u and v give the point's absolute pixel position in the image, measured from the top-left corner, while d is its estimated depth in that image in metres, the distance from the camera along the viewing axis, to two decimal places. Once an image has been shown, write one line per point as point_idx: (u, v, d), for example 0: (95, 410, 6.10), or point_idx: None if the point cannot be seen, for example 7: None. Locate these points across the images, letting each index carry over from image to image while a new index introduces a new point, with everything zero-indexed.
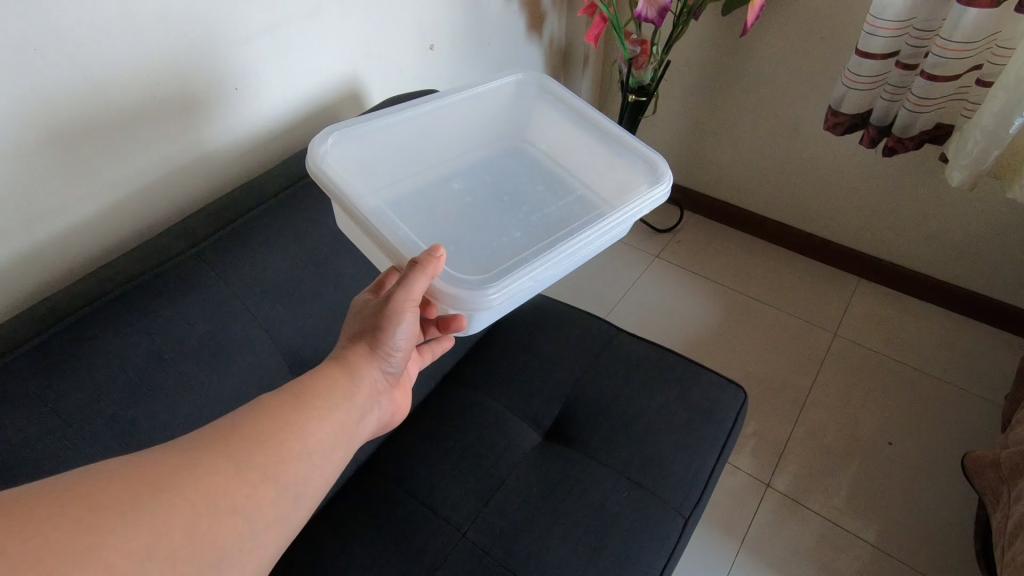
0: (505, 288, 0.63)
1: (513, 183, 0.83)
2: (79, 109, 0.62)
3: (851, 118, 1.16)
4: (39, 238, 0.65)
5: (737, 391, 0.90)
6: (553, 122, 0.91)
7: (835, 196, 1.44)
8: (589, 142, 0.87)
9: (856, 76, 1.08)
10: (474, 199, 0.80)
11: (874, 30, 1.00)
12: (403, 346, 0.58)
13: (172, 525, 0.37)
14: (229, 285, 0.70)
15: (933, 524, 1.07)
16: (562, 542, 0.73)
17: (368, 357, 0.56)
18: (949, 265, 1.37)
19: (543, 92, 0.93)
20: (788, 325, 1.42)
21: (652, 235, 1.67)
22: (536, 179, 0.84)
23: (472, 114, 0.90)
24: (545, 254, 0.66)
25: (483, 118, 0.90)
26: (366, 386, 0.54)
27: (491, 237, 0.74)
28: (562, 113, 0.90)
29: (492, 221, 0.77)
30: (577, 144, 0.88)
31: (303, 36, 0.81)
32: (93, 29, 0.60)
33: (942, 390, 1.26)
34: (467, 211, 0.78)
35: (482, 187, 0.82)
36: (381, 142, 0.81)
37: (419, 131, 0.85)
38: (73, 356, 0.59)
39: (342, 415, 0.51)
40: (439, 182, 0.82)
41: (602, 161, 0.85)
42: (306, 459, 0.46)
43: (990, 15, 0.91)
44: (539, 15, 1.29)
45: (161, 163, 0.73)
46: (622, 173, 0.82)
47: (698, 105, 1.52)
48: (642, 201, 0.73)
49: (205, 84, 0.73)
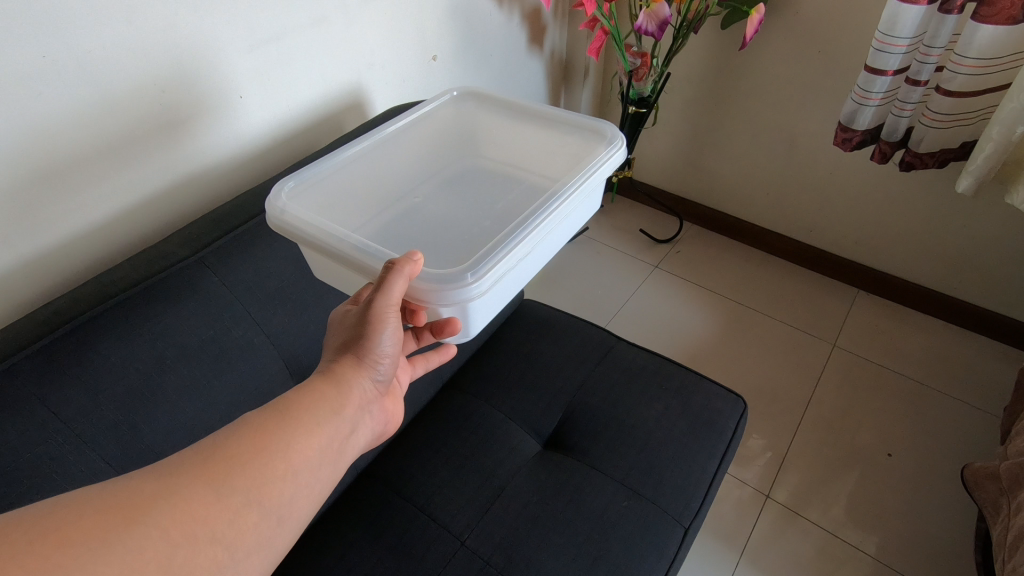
0: (491, 268, 0.60)
1: (482, 196, 0.83)
2: (86, 114, 0.63)
3: (861, 134, 1.17)
4: (46, 242, 0.65)
5: (737, 401, 0.91)
6: (498, 130, 0.89)
7: (834, 209, 1.45)
8: (534, 132, 0.86)
9: (866, 92, 1.09)
10: (443, 218, 0.80)
11: (886, 47, 1.01)
12: (389, 353, 0.57)
13: (147, 558, 0.37)
14: (232, 291, 0.68)
15: (934, 538, 1.06)
16: (563, 550, 0.73)
17: (355, 367, 0.55)
18: (946, 278, 1.38)
19: (481, 103, 0.91)
20: (787, 336, 1.42)
21: (650, 246, 1.68)
22: (501, 188, 0.85)
23: (422, 142, 0.88)
24: (527, 223, 0.65)
25: (432, 142, 0.89)
26: (355, 398, 0.53)
27: (467, 237, 0.76)
28: (504, 114, 0.89)
29: (464, 220, 0.79)
30: (525, 137, 0.87)
31: (307, 45, 0.83)
32: (103, 37, 0.61)
33: (941, 401, 1.27)
34: (444, 236, 0.77)
35: (454, 202, 0.83)
36: (342, 181, 0.77)
37: (379, 163, 0.82)
38: (78, 359, 0.58)
39: (331, 430, 0.50)
40: (411, 210, 0.81)
41: (551, 142, 0.84)
42: (292, 479, 0.46)
43: (1005, 32, 0.92)
44: (540, 28, 1.30)
45: (167, 170, 0.73)
46: (571, 146, 0.82)
47: (698, 117, 1.53)
48: (601, 161, 0.74)
49: (209, 90, 0.73)
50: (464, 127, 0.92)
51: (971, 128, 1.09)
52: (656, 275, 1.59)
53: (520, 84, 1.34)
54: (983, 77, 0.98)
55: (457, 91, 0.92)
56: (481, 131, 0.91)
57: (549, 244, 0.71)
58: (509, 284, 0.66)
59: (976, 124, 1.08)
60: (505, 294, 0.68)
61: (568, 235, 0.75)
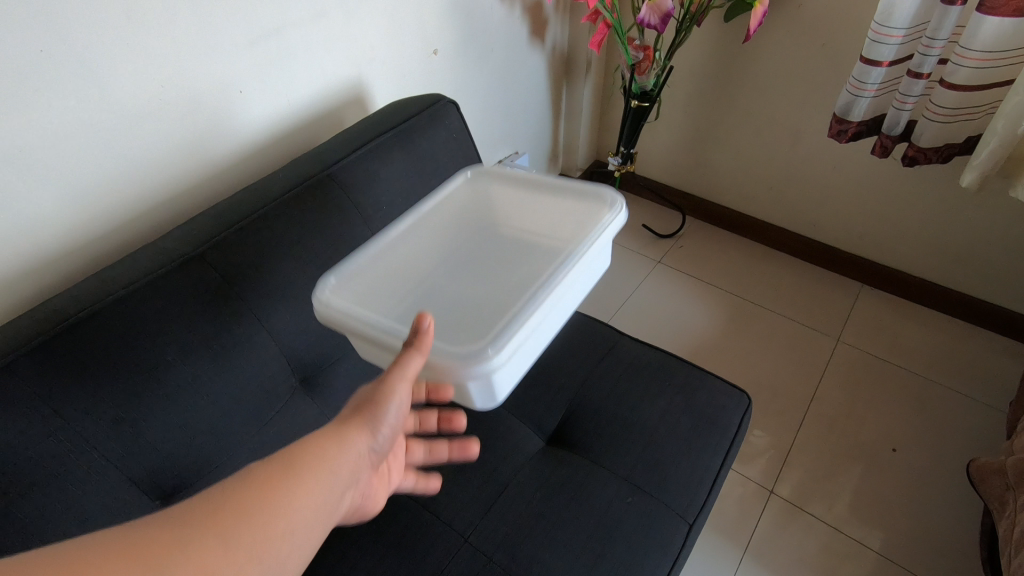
0: (508, 342, 0.60)
1: (503, 274, 0.77)
2: (83, 108, 0.62)
3: (857, 125, 1.17)
4: (45, 238, 0.65)
5: (741, 397, 0.90)
6: (508, 205, 0.85)
7: (837, 203, 1.44)
8: (542, 204, 0.82)
9: (860, 83, 1.08)
10: (471, 304, 0.73)
11: (880, 37, 1.00)
12: (395, 421, 0.51)
13: None
14: (232, 287, 0.67)
15: (939, 533, 1.05)
16: (566, 547, 0.72)
17: (359, 429, 0.48)
18: (951, 273, 1.37)
19: (492, 178, 0.87)
20: (790, 331, 1.41)
21: (652, 241, 1.67)
22: (519, 261, 0.78)
23: (438, 225, 0.82)
24: (540, 292, 0.64)
25: (447, 225, 0.83)
26: (356, 464, 0.46)
27: (488, 315, 0.70)
28: (515, 188, 0.85)
29: (490, 303, 0.72)
30: (534, 208, 0.83)
31: (307, 40, 0.82)
32: (100, 31, 0.60)
33: (946, 397, 1.26)
34: (471, 319, 0.70)
35: (477, 284, 0.76)
36: (367, 276, 0.71)
37: (398, 255, 0.76)
38: (79, 357, 0.56)
39: (328, 496, 0.43)
40: (437, 299, 0.74)
41: (559, 211, 0.81)
42: (283, 551, 0.39)
43: (1011, 24, 0.91)
44: (542, 22, 1.30)
45: (166, 165, 0.73)
46: (578, 213, 0.79)
47: (701, 111, 1.52)
48: (605, 228, 0.73)
49: (208, 85, 0.73)
50: (477, 204, 0.86)
51: (973, 122, 1.08)
52: (658, 270, 1.59)
53: (521, 79, 1.33)
54: (988, 69, 0.97)
55: (469, 171, 0.88)
56: (495, 207, 0.86)
57: (560, 310, 0.69)
58: (525, 356, 0.65)
59: (979, 117, 1.07)
60: (523, 359, 0.66)
61: (580, 298, 0.74)
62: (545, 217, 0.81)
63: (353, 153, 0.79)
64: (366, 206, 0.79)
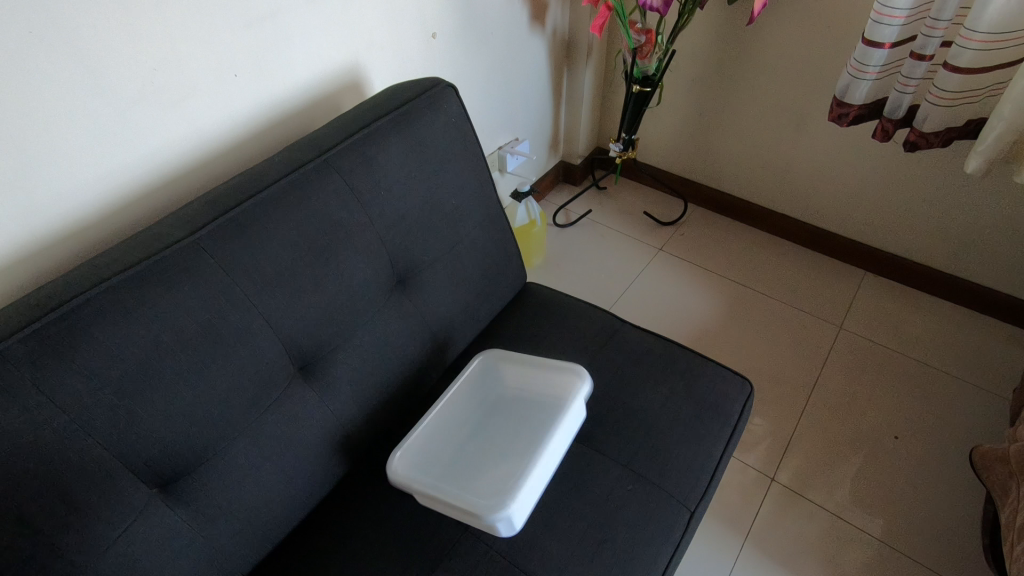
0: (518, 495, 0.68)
1: (518, 442, 0.77)
2: (73, 91, 0.61)
3: (857, 109, 1.15)
4: (38, 224, 0.64)
5: (743, 383, 0.89)
6: (511, 374, 0.87)
7: (841, 190, 1.42)
8: (535, 373, 0.86)
9: (861, 65, 1.07)
10: (496, 477, 0.73)
11: (882, 18, 0.98)
12: None
13: None
14: (228, 273, 0.66)
15: (940, 521, 1.05)
16: (567, 535, 0.72)
17: None
18: (955, 260, 1.36)
19: (496, 358, 0.89)
20: (792, 319, 1.41)
21: (654, 228, 1.66)
22: (530, 427, 0.79)
23: (455, 405, 0.83)
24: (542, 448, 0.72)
25: (462, 400, 0.84)
26: None
27: (506, 480, 0.72)
28: (515, 361, 0.88)
29: (510, 473, 0.73)
30: (530, 377, 0.86)
31: (303, 22, 0.80)
32: (89, 11, 0.59)
33: (948, 384, 1.26)
34: (498, 488, 0.71)
35: (498, 455, 0.76)
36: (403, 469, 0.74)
37: (423, 442, 0.78)
38: (72, 343, 0.56)
39: None
40: (468, 478, 0.74)
41: (551, 376, 0.84)
42: None
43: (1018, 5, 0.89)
44: (542, 6, 1.28)
45: (160, 150, 0.72)
46: (562, 375, 0.83)
47: (703, 96, 1.51)
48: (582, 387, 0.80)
49: (202, 68, 0.71)
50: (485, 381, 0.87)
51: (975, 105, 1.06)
52: (660, 258, 1.57)
53: (521, 64, 1.32)
54: (993, 52, 0.95)
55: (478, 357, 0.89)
56: (501, 376, 0.87)
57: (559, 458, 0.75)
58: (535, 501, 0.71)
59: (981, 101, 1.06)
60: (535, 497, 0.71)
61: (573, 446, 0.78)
62: (540, 385, 0.84)
63: (350, 137, 0.77)
64: (365, 191, 0.77)
